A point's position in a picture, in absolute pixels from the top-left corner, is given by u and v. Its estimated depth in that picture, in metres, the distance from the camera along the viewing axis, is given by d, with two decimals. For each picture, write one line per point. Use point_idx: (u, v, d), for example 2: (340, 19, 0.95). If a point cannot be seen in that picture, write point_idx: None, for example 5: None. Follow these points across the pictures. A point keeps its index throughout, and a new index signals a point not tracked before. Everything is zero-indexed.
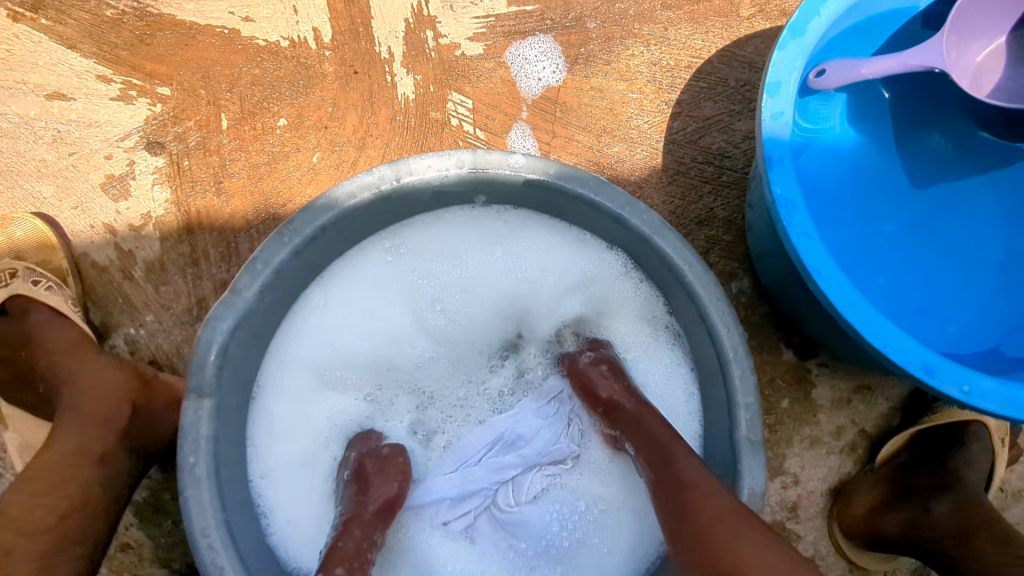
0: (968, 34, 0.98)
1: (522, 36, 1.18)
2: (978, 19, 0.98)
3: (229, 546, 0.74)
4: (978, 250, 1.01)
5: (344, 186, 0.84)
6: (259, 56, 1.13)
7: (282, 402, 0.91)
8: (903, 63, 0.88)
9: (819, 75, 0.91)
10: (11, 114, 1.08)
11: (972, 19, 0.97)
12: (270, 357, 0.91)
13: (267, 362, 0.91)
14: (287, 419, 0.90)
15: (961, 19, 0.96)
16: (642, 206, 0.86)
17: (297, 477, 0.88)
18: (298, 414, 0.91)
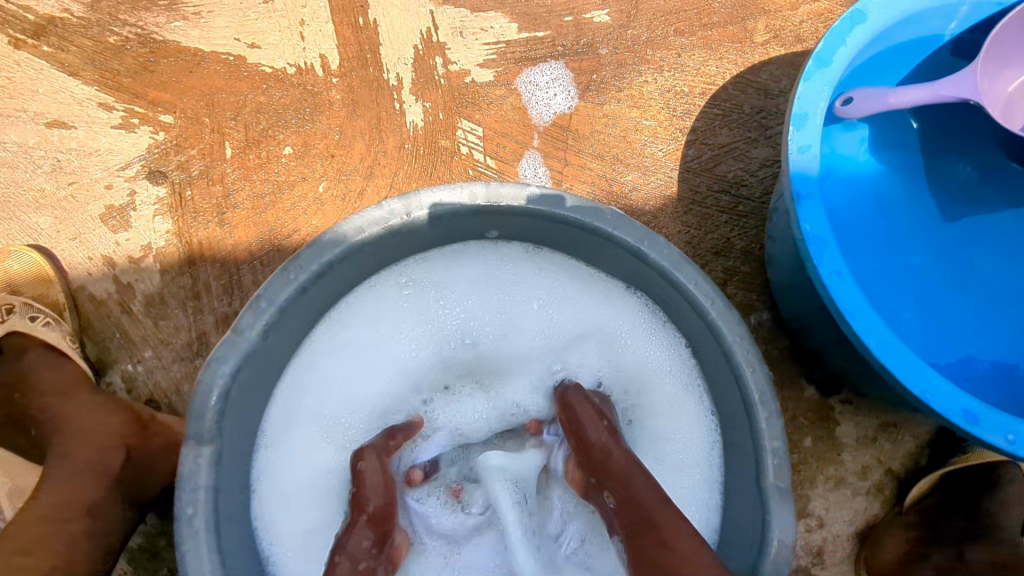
0: (1000, 65, 0.96)
1: (533, 63, 1.16)
2: (1011, 51, 0.95)
3: None
4: (1005, 284, 0.98)
5: (352, 221, 0.81)
6: (265, 83, 1.11)
7: (295, 444, 0.88)
8: (936, 93, 0.86)
9: (846, 103, 0.90)
10: (10, 142, 1.06)
11: (1004, 50, 0.94)
12: (277, 399, 0.88)
13: (273, 405, 0.88)
14: (294, 464, 0.87)
15: (995, 50, 0.93)
16: (661, 240, 0.83)
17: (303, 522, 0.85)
18: (306, 459, 0.87)
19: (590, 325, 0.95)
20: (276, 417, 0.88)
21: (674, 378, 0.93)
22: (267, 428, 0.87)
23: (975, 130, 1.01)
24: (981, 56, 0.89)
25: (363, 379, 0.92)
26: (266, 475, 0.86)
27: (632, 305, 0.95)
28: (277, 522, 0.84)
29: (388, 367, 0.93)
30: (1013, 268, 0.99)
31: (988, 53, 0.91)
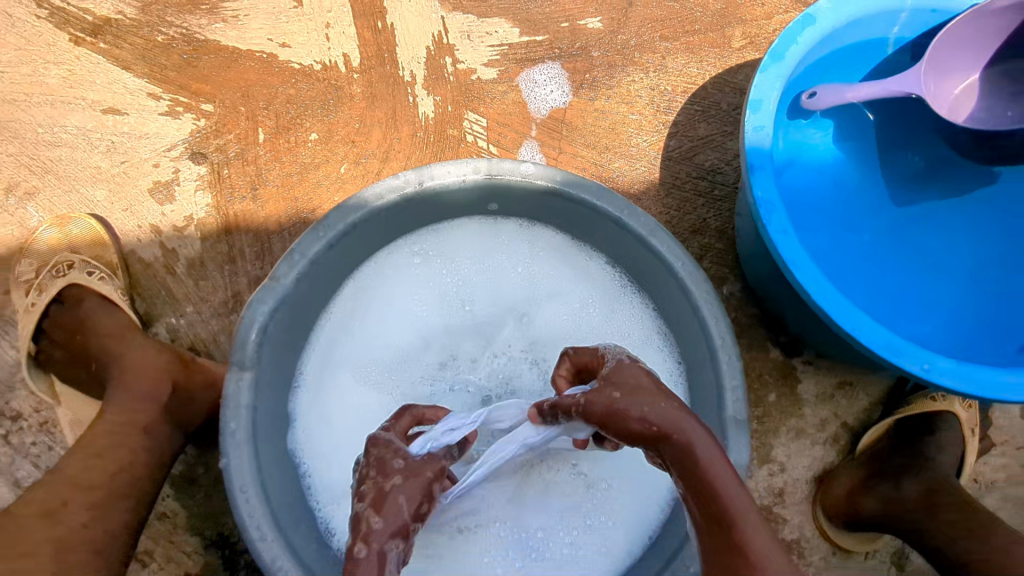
0: (944, 70, 1.06)
1: (532, 63, 1.30)
2: (954, 57, 1.05)
3: (263, 502, 0.82)
4: (948, 259, 1.11)
5: (372, 189, 0.95)
6: (294, 78, 1.25)
7: (325, 390, 1.01)
8: (885, 89, 1.00)
9: (811, 97, 1.04)
10: (70, 126, 1.19)
11: (955, 52, 1.04)
12: (307, 346, 1.01)
13: (303, 351, 1.01)
14: (323, 404, 1.00)
15: (939, 56, 1.03)
16: (638, 210, 0.97)
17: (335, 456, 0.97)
18: (333, 399, 1.00)
19: (583, 294, 1.08)
20: (307, 362, 1.01)
21: (651, 337, 1.06)
22: (300, 371, 1.00)
23: (925, 124, 1.13)
24: (923, 61, 1.01)
25: (382, 331, 1.05)
26: (299, 411, 0.98)
27: (618, 273, 1.08)
28: (312, 459, 0.96)
29: (405, 326, 1.05)
30: (957, 244, 1.11)
31: (931, 58, 1.02)
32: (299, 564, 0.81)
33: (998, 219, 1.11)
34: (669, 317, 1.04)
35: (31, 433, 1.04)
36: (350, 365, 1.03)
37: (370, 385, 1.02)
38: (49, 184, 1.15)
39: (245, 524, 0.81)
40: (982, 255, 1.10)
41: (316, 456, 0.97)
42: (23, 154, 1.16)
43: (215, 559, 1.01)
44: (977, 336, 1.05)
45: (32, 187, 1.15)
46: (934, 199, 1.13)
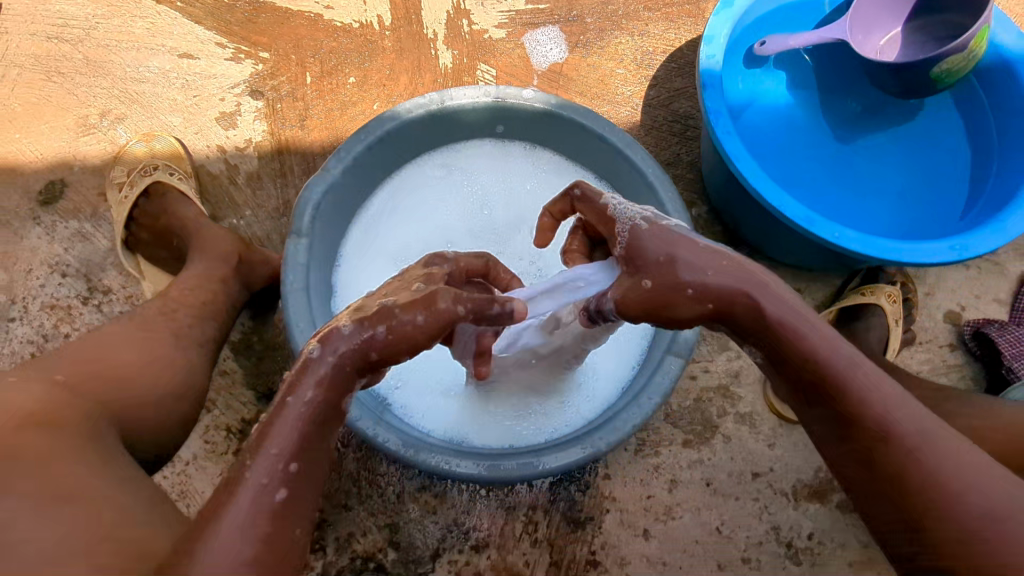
0: (869, 26, 1.30)
1: (535, 26, 1.55)
2: (876, 15, 1.29)
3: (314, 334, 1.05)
4: (882, 180, 1.29)
5: (403, 105, 1.19)
6: (336, 33, 1.51)
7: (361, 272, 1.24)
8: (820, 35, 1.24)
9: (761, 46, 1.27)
10: (152, 66, 1.44)
11: (879, 10, 1.29)
12: (348, 237, 1.25)
13: (345, 240, 1.25)
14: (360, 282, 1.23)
15: (863, 12, 1.28)
16: (617, 127, 1.20)
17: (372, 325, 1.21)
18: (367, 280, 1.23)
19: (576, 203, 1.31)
20: (348, 249, 1.24)
21: None
22: (342, 255, 1.24)
23: (858, 74, 1.35)
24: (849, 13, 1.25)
25: (409, 229, 1.27)
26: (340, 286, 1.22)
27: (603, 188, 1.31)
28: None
29: (429, 226, 1.28)
30: (890, 167, 1.30)
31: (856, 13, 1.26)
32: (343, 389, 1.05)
33: (925, 148, 1.31)
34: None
35: (119, 304, 1.25)
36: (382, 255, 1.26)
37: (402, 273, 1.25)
38: (135, 112, 1.40)
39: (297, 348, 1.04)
40: (909, 178, 1.29)
41: None
42: (115, 88, 1.42)
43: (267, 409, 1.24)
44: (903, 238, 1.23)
45: (122, 113, 1.40)
46: (872, 132, 1.33)
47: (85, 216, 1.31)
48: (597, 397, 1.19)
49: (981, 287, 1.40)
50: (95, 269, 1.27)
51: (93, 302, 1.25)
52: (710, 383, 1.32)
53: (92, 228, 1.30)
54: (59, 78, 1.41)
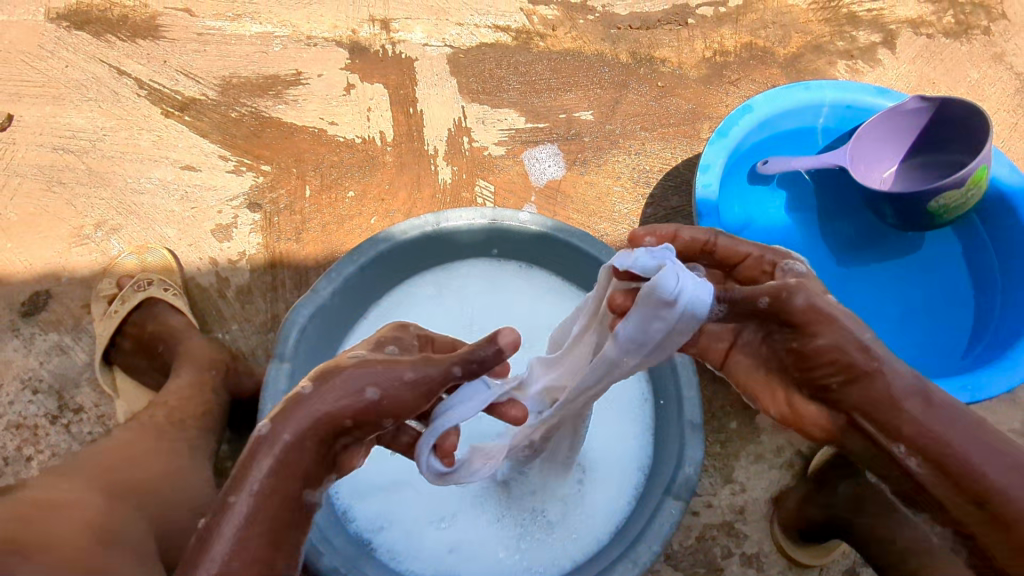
0: (874, 152, 1.31)
1: (535, 144, 1.58)
2: (880, 141, 1.30)
3: None
4: (883, 308, 1.26)
5: (398, 225, 1.18)
6: (339, 148, 1.53)
7: None
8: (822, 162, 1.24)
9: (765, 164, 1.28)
10: (153, 178, 1.46)
11: (883, 139, 1.30)
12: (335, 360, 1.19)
13: None
14: None
15: (866, 141, 1.28)
16: (614, 252, 1.18)
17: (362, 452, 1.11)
18: None
19: None
20: None
21: None
22: None
23: (858, 204, 1.35)
24: (851, 145, 1.26)
25: None
26: None
27: None
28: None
29: None
30: (892, 293, 1.28)
31: (859, 143, 1.27)
32: (330, 543, 0.94)
33: (925, 277, 1.29)
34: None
35: (89, 424, 1.20)
36: None
37: None
38: (131, 223, 1.40)
39: None
40: (912, 305, 1.26)
41: None
42: (114, 199, 1.43)
43: None
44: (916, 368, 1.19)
45: (117, 224, 1.40)
46: (870, 259, 1.31)
47: (66, 328, 1.28)
48: (593, 532, 1.05)
49: (995, 417, 1.30)
50: (68, 385, 1.23)
51: (63, 420, 1.20)
52: (714, 519, 1.21)
53: (71, 340, 1.27)
54: (59, 188, 1.42)
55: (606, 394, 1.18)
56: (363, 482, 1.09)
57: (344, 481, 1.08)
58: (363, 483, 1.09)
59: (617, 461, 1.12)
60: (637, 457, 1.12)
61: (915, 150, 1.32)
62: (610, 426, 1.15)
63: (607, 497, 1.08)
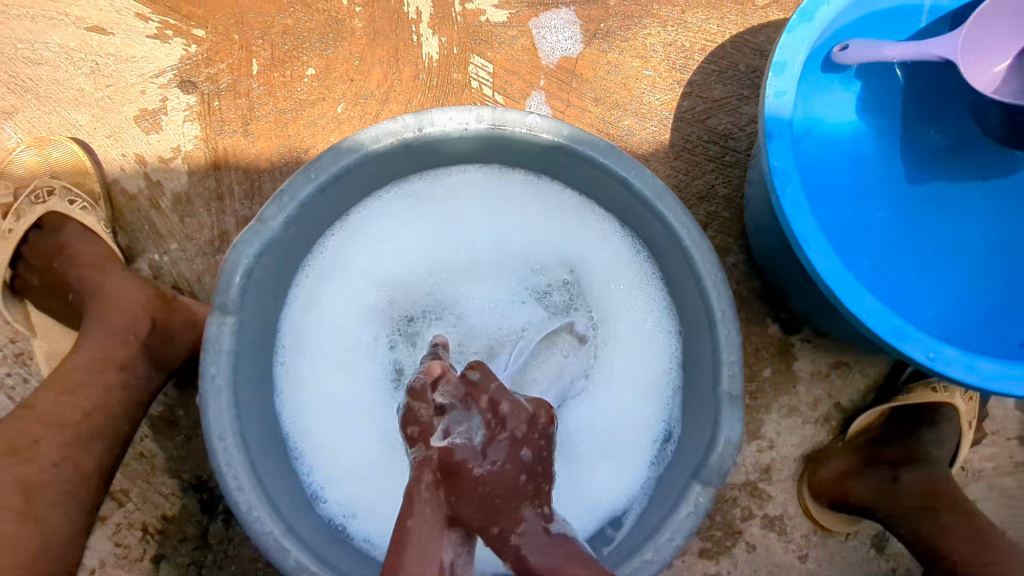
0: (987, 42, 0.98)
1: (547, 8, 1.22)
2: (995, 28, 0.97)
3: (251, 472, 0.80)
4: (963, 241, 1.06)
5: (368, 131, 0.89)
6: (292, 7, 1.17)
7: (302, 366, 0.97)
8: (922, 52, 0.93)
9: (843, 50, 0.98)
10: (52, 43, 1.12)
11: (999, 25, 0.97)
12: (285, 320, 0.97)
13: (284, 325, 0.97)
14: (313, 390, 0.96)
15: (981, 27, 0.96)
16: (647, 172, 0.92)
17: (334, 430, 0.95)
18: (317, 378, 0.97)
19: (582, 251, 1.04)
20: (291, 342, 0.97)
21: (641, 292, 1.02)
22: (282, 352, 0.96)
23: (957, 107, 1.07)
24: (966, 29, 0.94)
25: (354, 300, 1.00)
26: (297, 395, 0.96)
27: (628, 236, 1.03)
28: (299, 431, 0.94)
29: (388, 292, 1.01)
30: (971, 227, 1.06)
31: (975, 26, 0.94)
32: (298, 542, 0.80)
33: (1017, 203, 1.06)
34: (675, 301, 1.00)
35: (6, 365, 1.00)
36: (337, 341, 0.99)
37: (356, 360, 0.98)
38: (28, 105, 1.10)
39: (224, 478, 0.79)
40: (1000, 237, 1.06)
41: (308, 439, 0.94)
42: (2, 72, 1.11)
43: (193, 502, 1.00)
44: (981, 325, 1.02)
45: (10, 106, 1.10)
46: (957, 178, 1.07)
47: None
48: (605, 504, 0.95)
49: None
50: None
51: None
52: (736, 480, 1.08)
53: None
54: None
55: (628, 360, 1.01)
56: (337, 459, 0.94)
57: (319, 463, 0.94)
58: (338, 462, 0.94)
59: (628, 431, 0.99)
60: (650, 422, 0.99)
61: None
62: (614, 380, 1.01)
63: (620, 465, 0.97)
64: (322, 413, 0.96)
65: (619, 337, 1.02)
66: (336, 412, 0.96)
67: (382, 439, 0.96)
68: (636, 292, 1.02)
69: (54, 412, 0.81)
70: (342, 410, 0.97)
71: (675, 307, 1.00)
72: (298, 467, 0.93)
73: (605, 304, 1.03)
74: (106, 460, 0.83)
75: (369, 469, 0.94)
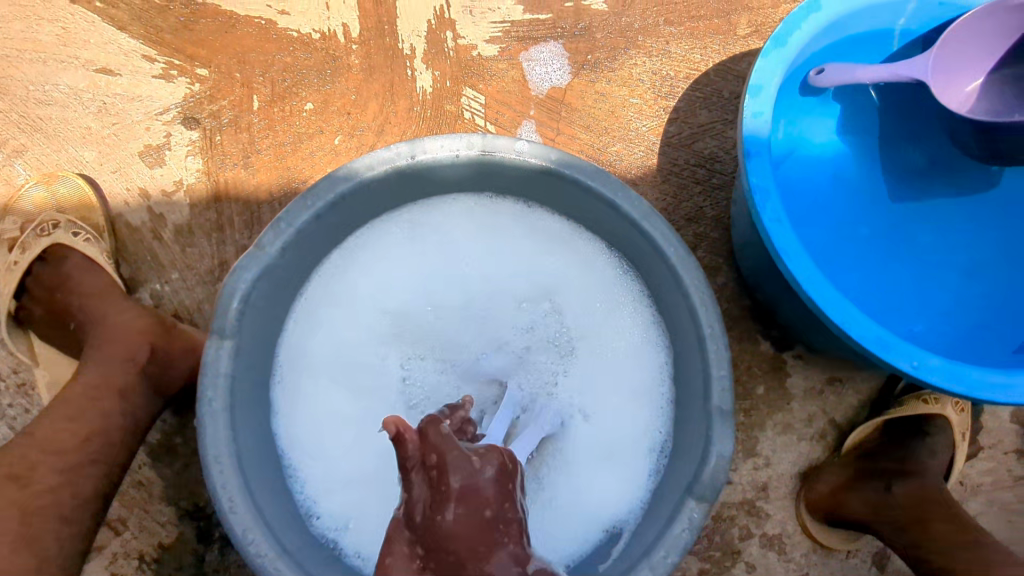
0: (957, 64, 1.02)
1: (535, 42, 1.27)
2: (963, 51, 1.01)
3: (246, 492, 0.81)
4: (946, 256, 1.08)
5: (363, 160, 0.93)
6: (292, 46, 1.22)
7: (298, 389, 0.98)
8: (894, 72, 0.97)
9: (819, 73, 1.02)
10: (62, 84, 1.17)
11: (967, 47, 1.01)
12: (283, 343, 0.99)
13: (282, 349, 0.99)
14: (310, 412, 0.98)
15: (949, 49, 1.00)
16: (633, 193, 0.95)
17: (331, 451, 0.96)
18: (313, 400, 0.98)
19: (572, 271, 1.06)
20: (288, 365, 0.99)
21: (631, 310, 1.04)
22: (279, 375, 0.98)
23: (934, 127, 1.10)
24: (935, 51, 0.98)
25: (351, 323, 1.02)
26: (294, 418, 0.97)
27: (618, 257, 1.05)
28: (298, 452, 0.96)
29: (383, 315, 1.03)
30: (953, 242, 1.09)
31: (943, 48, 0.99)
32: (293, 564, 0.80)
33: (995, 217, 1.09)
34: (664, 321, 1.01)
35: (9, 395, 1.02)
36: (334, 364, 1.00)
37: (352, 382, 1.00)
38: (38, 143, 1.15)
39: (219, 500, 0.79)
40: (981, 252, 1.08)
41: (304, 460, 0.95)
42: (13, 112, 1.15)
43: (190, 530, 0.99)
44: (965, 337, 1.04)
45: (21, 145, 1.14)
46: (937, 196, 1.10)
47: None
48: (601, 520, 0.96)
49: None
50: None
51: None
52: (733, 499, 1.07)
53: None
54: None
55: (622, 377, 1.02)
56: (334, 480, 0.95)
57: (315, 485, 0.94)
58: (334, 483, 0.95)
59: (620, 448, 0.99)
60: (643, 438, 0.99)
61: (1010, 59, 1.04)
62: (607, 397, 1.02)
63: (615, 481, 0.98)
64: (319, 436, 0.97)
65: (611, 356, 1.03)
66: (336, 435, 0.97)
67: (377, 460, 0.97)
68: (627, 311, 1.04)
69: (54, 438, 0.82)
70: (338, 433, 0.97)
71: (664, 325, 1.02)
72: (294, 489, 0.94)
73: (597, 322, 1.04)
74: (104, 485, 0.83)
75: (365, 489, 0.95)
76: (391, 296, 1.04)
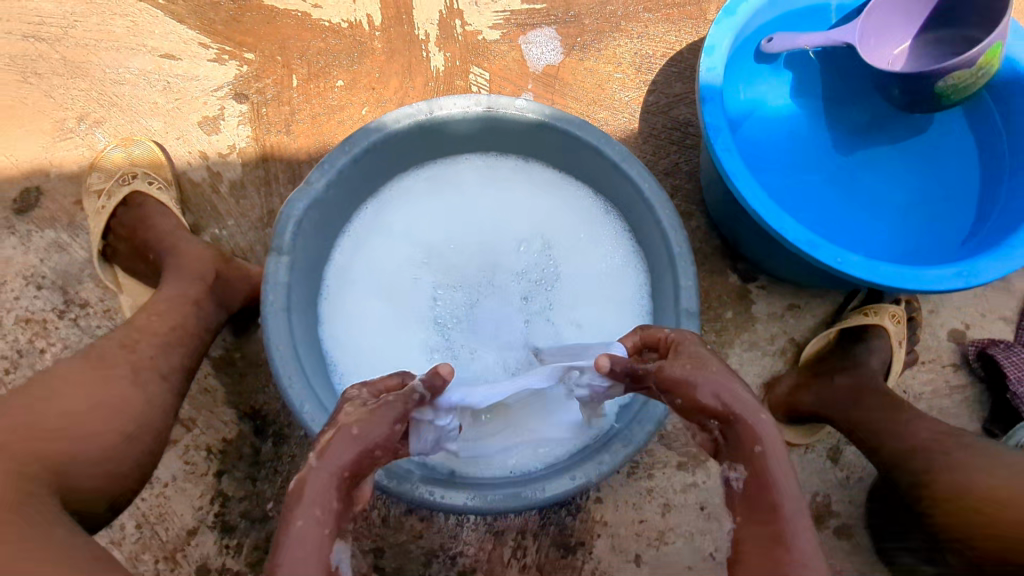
0: (880, 30, 1.22)
1: (532, 27, 1.48)
2: (885, 18, 1.21)
3: (301, 374, 1.00)
4: (888, 194, 1.26)
5: (390, 115, 1.13)
6: (324, 34, 1.44)
7: (339, 308, 1.18)
8: (829, 37, 1.17)
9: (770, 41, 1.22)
10: (132, 67, 1.39)
11: (889, 15, 1.21)
12: (327, 271, 1.19)
13: (325, 275, 1.18)
14: (349, 327, 1.17)
15: (873, 17, 1.20)
16: (614, 141, 1.14)
17: (367, 356, 1.15)
18: (352, 317, 1.18)
19: (566, 212, 1.26)
20: (331, 289, 1.18)
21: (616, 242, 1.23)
22: (324, 297, 1.18)
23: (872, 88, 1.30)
24: (862, 19, 1.17)
25: (382, 255, 1.22)
26: (337, 331, 1.16)
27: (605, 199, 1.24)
28: (339, 358, 1.15)
29: (408, 249, 1.23)
30: (892, 182, 1.27)
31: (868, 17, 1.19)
32: None
33: (927, 161, 1.27)
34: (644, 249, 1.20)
35: (97, 318, 1.23)
36: (368, 288, 1.20)
37: (383, 303, 1.19)
38: (114, 115, 1.36)
39: (280, 378, 0.99)
40: (917, 190, 1.26)
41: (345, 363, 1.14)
42: (93, 90, 1.37)
43: (248, 427, 1.19)
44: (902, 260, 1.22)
45: (100, 117, 1.36)
46: (877, 145, 1.29)
47: (62, 225, 1.28)
48: None
49: (987, 305, 1.34)
50: (71, 281, 1.24)
51: (70, 315, 1.23)
52: None
53: (69, 237, 1.27)
54: (35, 80, 1.36)
55: (610, 297, 1.21)
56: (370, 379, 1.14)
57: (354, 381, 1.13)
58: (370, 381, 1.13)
59: None
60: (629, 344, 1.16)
61: (928, 26, 1.25)
62: (597, 314, 1.20)
63: None
64: (356, 345, 1.16)
65: (601, 281, 1.22)
66: (370, 344, 1.16)
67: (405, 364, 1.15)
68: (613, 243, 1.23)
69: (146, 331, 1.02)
70: (373, 342, 1.17)
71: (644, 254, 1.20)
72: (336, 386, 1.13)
73: (588, 253, 1.23)
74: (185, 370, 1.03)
75: None
76: (415, 233, 1.23)
